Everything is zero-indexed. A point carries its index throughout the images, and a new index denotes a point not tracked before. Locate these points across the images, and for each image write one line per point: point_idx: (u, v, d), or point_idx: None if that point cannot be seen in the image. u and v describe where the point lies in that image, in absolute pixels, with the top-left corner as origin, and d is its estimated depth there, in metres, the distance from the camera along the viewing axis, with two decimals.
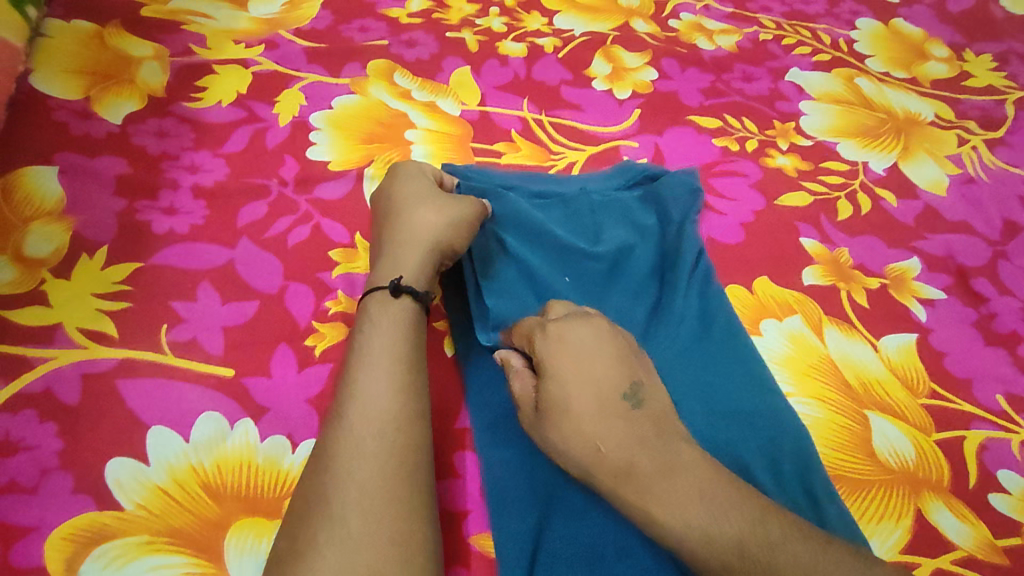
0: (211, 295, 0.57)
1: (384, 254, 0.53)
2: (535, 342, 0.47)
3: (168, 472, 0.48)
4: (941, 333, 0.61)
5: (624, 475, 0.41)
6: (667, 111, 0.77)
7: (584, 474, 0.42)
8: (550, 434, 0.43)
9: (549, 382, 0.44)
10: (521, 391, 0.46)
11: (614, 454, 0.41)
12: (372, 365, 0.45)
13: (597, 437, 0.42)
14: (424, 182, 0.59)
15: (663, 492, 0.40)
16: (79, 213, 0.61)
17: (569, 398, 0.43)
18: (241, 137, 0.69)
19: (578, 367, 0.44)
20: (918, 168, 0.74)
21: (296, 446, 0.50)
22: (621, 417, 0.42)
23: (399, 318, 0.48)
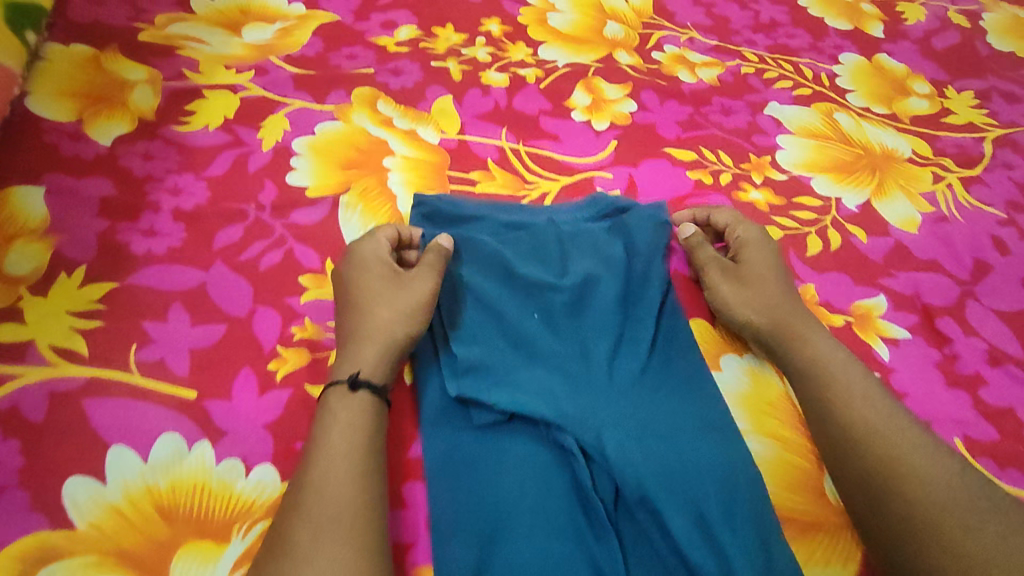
0: (182, 317, 0.59)
1: (343, 348, 0.55)
2: (736, 228, 0.67)
3: (124, 492, 0.50)
4: (902, 373, 0.61)
5: (794, 320, 0.59)
6: (643, 142, 0.78)
7: (765, 320, 0.60)
8: (742, 284, 0.62)
9: (756, 261, 0.64)
10: (711, 254, 0.65)
11: (785, 307, 0.61)
12: (332, 451, 0.48)
13: (778, 296, 0.61)
14: (377, 264, 0.59)
15: (822, 346, 0.58)
16: (61, 233, 0.63)
17: (766, 269, 0.63)
18: (224, 162, 0.71)
19: (771, 256, 0.64)
20: (890, 205, 0.75)
21: (250, 470, 0.52)
22: (800, 301, 0.62)
23: (358, 409, 0.50)
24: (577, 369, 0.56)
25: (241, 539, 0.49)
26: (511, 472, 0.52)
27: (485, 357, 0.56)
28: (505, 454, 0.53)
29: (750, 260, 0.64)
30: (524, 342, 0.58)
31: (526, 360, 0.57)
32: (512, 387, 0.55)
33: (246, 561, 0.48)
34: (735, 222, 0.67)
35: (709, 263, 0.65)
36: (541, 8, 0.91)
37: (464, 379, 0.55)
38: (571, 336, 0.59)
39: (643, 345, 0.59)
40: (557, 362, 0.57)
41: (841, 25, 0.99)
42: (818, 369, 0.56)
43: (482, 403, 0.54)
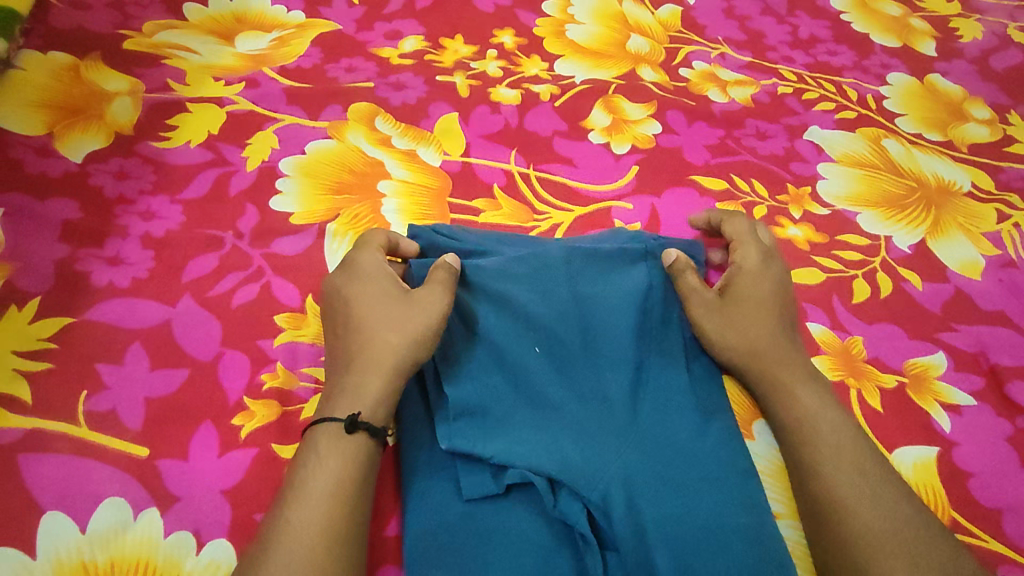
0: (140, 358, 0.50)
1: (337, 384, 0.47)
2: (739, 249, 0.59)
3: (55, 568, 0.40)
4: (968, 447, 0.52)
5: (780, 367, 0.53)
6: (669, 169, 0.70)
7: (749, 365, 0.53)
8: (728, 322, 0.54)
9: (744, 295, 0.56)
10: (698, 283, 0.55)
11: (775, 350, 0.54)
12: (311, 501, 0.41)
13: (763, 337, 0.54)
14: (379, 280, 0.51)
15: (806, 398, 0.51)
16: (16, 260, 0.54)
17: (756, 304, 0.56)
18: (204, 181, 0.63)
19: (768, 284, 0.57)
20: (949, 246, 0.66)
21: (203, 545, 0.42)
22: (792, 338, 0.55)
23: (346, 457, 0.43)
24: (588, 419, 0.48)
25: None
26: (508, 555, 0.44)
27: (483, 399, 0.49)
28: (499, 531, 0.45)
29: (743, 293, 0.56)
30: (524, 379, 0.50)
31: (526, 405, 0.49)
32: (512, 437, 0.47)
33: None
34: (741, 239, 0.59)
35: (693, 294, 0.55)
36: (559, 18, 0.84)
37: (456, 424, 0.48)
38: (584, 380, 0.51)
39: (668, 393, 0.51)
40: (564, 414, 0.49)
41: (889, 42, 0.90)
42: (809, 431, 0.50)
43: (475, 457, 0.46)
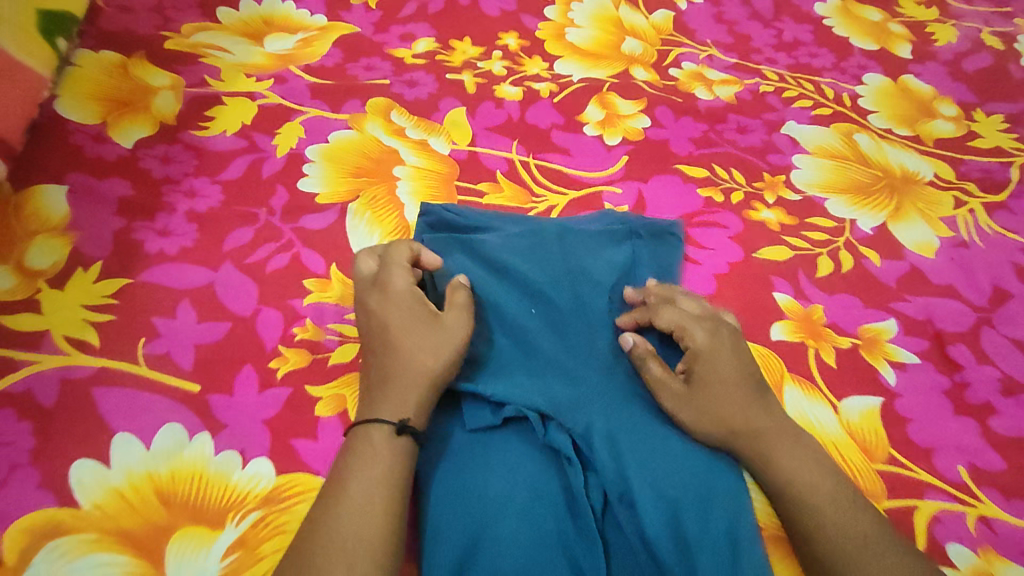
0: (189, 313, 0.58)
1: (371, 396, 0.50)
2: (685, 333, 0.56)
3: (127, 476, 0.48)
4: (909, 398, 0.59)
5: (763, 443, 0.51)
6: (656, 158, 0.78)
7: (731, 440, 0.52)
8: (700, 402, 0.52)
9: (709, 366, 0.54)
10: (662, 372, 0.54)
11: (759, 425, 0.52)
12: (354, 501, 0.44)
13: (738, 409, 0.52)
14: (405, 298, 0.54)
15: (790, 462, 0.50)
16: (80, 229, 0.62)
17: (725, 374, 0.53)
18: (240, 165, 0.71)
19: (728, 355, 0.54)
20: (907, 228, 0.73)
21: (247, 461, 0.50)
22: (768, 401, 0.53)
23: (384, 460, 0.46)
24: (576, 366, 0.56)
25: (234, 527, 0.47)
26: (501, 477, 0.50)
27: (487, 352, 0.57)
28: (496, 456, 0.52)
29: (709, 374, 0.53)
30: (522, 335, 0.58)
31: (523, 355, 0.57)
32: (510, 380, 0.54)
33: (238, 550, 0.46)
34: (699, 312, 0.57)
35: (659, 382, 0.54)
36: (560, 23, 0.92)
37: (463, 370, 0.55)
38: (573, 335, 0.58)
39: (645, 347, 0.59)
40: (556, 361, 0.56)
41: (867, 45, 0.97)
42: (800, 496, 0.49)
43: (477, 395, 0.53)
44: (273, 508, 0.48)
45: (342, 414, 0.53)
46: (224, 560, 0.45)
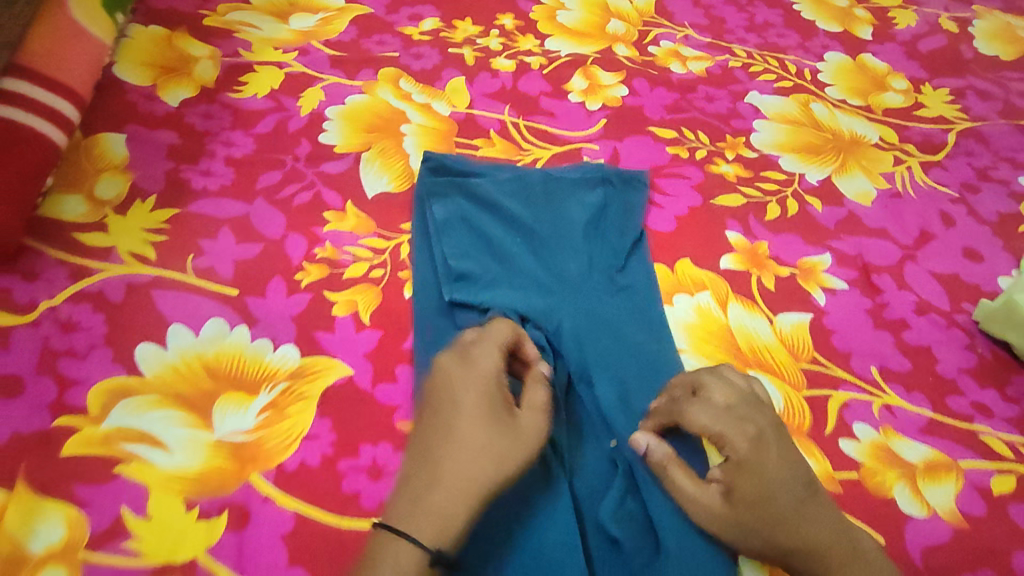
0: (228, 237, 0.69)
1: (411, 495, 0.48)
2: (724, 441, 0.52)
3: (181, 356, 0.60)
4: (835, 315, 0.69)
5: (813, 559, 0.50)
6: (632, 121, 0.88)
7: (776, 552, 0.51)
8: (744, 519, 0.51)
9: (746, 477, 0.51)
10: (690, 484, 0.53)
11: (809, 540, 0.50)
12: None
13: (791, 525, 0.50)
14: (483, 397, 0.51)
15: (842, 573, 0.50)
16: (138, 169, 0.74)
17: (772, 484, 0.51)
18: (269, 121, 0.82)
19: (771, 465, 0.51)
20: (849, 181, 0.83)
21: (278, 347, 0.61)
22: (816, 502, 0.52)
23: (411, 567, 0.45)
24: (550, 282, 0.66)
25: (267, 393, 0.58)
26: None
27: (477, 271, 0.67)
28: None
29: (751, 489, 0.51)
30: (507, 259, 0.68)
31: (507, 274, 0.67)
32: (498, 292, 0.65)
33: (270, 409, 0.57)
34: (734, 406, 0.54)
35: (693, 497, 0.52)
36: (552, 6, 1.03)
37: (456, 285, 0.65)
38: (550, 256, 0.69)
39: (610, 269, 0.69)
40: (534, 276, 0.67)
41: (831, 28, 1.08)
42: None
43: (470, 304, 0.64)
44: (299, 381, 0.59)
45: (355, 314, 0.64)
46: (259, 416, 0.56)
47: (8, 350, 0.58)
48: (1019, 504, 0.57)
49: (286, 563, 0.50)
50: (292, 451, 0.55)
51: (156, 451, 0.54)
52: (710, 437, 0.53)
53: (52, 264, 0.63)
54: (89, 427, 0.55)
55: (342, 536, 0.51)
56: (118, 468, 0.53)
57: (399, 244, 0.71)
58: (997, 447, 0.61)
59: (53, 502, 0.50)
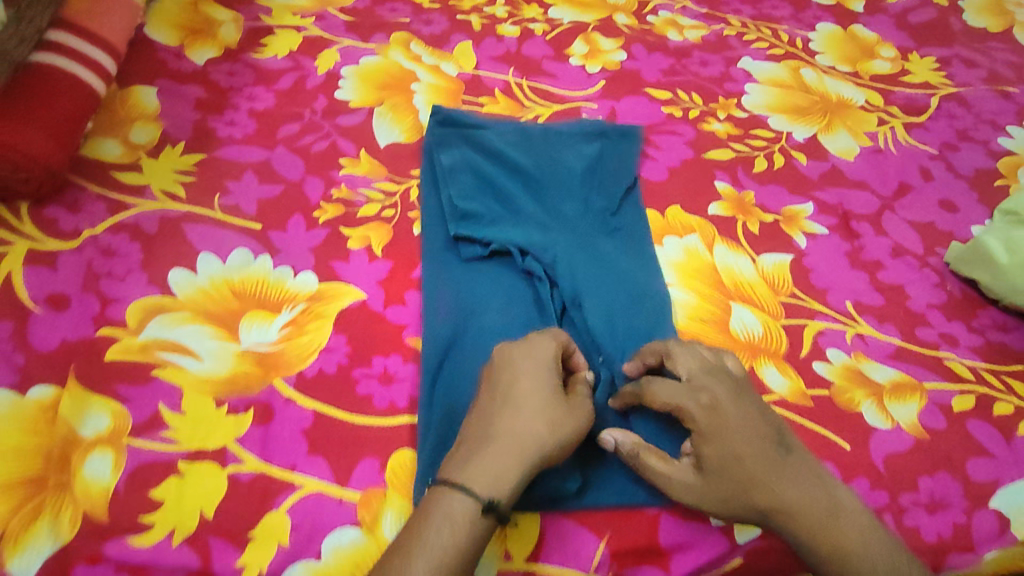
0: (252, 179, 0.75)
1: (468, 454, 0.49)
2: (684, 412, 0.54)
3: (209, 280, 0.65)
4: (814, 257, 0.74)
5: (794, 520, 0.51)
6: (629, 83, 0.93)
7: (755, 514, 0.52)
8: (719, 484, 0.52)
9: (714, 441, 0.53)
10: (663, 464, 0.53)
11: (787, 501, 0.51)
12: (428, 558, 0.44)
13: (765, 483, 0.51)
14: (542, 368, 0.53)
15: (827, 525, 0.51)
16: (168, 119, 0.79)
17: (740, 445, 0.52)
18: (288, 79, 0.88)
19: (734, 428, 0.53)
20: (834, 138, 0.88)
21: (298, 274, 0.67)
22: (790, 461, 0.53)
23: (467, 522, 0.46)
24: (548, 223, 0.72)
25: (289, 312, 0.64)
26: (486, 289, 0.66)
27: (481, 210, 0.71)
28: (483, 277, 0.67)
29: (718, 453, 0.52)
30: (508, 201, 0.73)
31: (509, 215, 0.72)
32: (499, 229, 0.70)
33: (291, 326, 0.63)
34: (694, 377, 0.56)
35: (668, 474, 0.53)
36: None
37: (462, 222, 0.70)
38: (547, 200, 0.74)
39: (603, 212, 0.74)
40: (533, 216, 0.72)
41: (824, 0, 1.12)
42: (844, 556, 0.50)
43: (474, 238, 0.69)
44: (317, 303, 0.65)
45: (368, 247, 0.70)
46: (282, 331, 0.62)
47: (55, 270, 0.63)
48: (977, 419, 0.62)
49: (307, 453, 0.55)
50: (311, 360, 0.60)
51: (188, 358, 0.60)
52: (674, 410, 0.55)
53: (93, 198, 0.69)
54: (128, 338, 0.60)
55: (358, 431, 0.57)
56: (155, 371, 0.58)
57: (409, 187, 0.76)
58: (960, 371, 0.66)
59: (99, 398, 0.56)
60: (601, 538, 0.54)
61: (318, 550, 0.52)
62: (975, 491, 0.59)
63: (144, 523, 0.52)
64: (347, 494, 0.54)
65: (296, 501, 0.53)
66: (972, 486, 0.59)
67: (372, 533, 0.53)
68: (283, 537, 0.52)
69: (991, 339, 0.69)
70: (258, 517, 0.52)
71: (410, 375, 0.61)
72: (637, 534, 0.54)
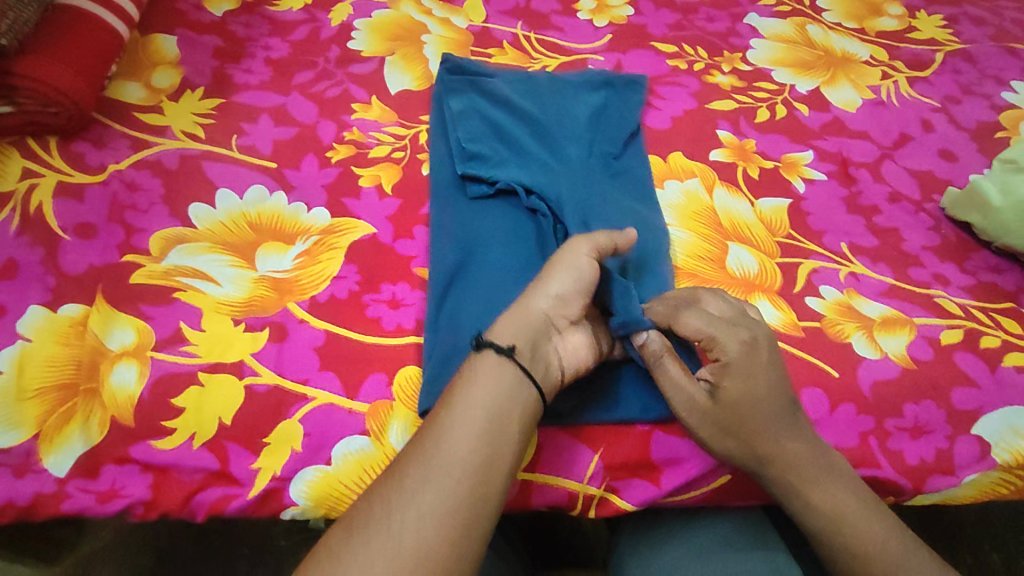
0: (268, 122, 0.78)
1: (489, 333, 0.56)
2: (716, 344, 0.53)
3: (227, 213, 0.68)
4: (812, 201, 0.76)
5: (787, 471, 0.53)
6: (635, 38, 0.94)
7: (753, 459, 0.53)
8: (729, 421, 0.53)
9: (733, 382, 0.53)
10: (679, 375, 0.54)
11: (786, 453, 0.53)
12: (468, 405, 0.48)
13: (773, 434, 0.53)
14: None
15: (822, 485, 0.53)
16: (188, 65, 0.82)
17: (757, 393, 0.52)
18: (303, 31, 0.89)
19: (762, 373, 0.53)
20: (837, 91, 0.89)
21: (311, 209, 0.70)
22: (800, 419, 0.54)
23: (493, 370, 0.50)
24: (553, 163, 0.73)
25: (302, 243, 0.67)
26: (490, 224, 0.68)
27: (488, 151, 0.73)
28: (488, 214, 0.69)
29: (738, 393, 0.52)
30: (517, 142, 0.74)
31: (515, 155, 0.74)
32: (505, 168, 0.71)
33: (305, 255, 0.66)
34: (730, 318, 0.55)
35: (677, 389, 0.54)
36: None
37: (470, 162, 0.72)
38: (553, 142, 0.75)
39: (608, 157, 0.76)
40: (539, 155, 0.74)
41: None
42: (836, 518, 0.53)
43: (481, 177, 0.71)
44: (329, 235, 0.68)
45: (378, 186, 0.73)
46: (296, 260, 0.65)
47: (83, 201, 0.67)
48: (964, 351, 0.65)
49: (318, 368, 0.59)
50: (323, 286, 0.64)
51: (207, 284, 0.63)
52: (703, 341, 0.54)
53: (117, 136, 0.73)
54: (151, 264, 0.64)
55: (368, 350, 0.61)
56: (176, 294, 0.62)
57: (418, 132, 0.79)
58: (949, 307, 0.68)
59: (124, 315, 0.60)
60: (595, 452, 0.57)
61: (329, 456, 0.56)
62: (957, 417, 0.61)
63: (167, 427, 0.55)
64: (356, 406, 0.58)
65: (308, 411, 0.57)
66: (955, 411, 0.62)
67: (379, 442, 0.57)
68: (296, 442, 0.56)
69: (981, 280, 0.71)
70: (273, 425, 0.56)
71: (417, 302, 0.65)
72: (629, 450, 0.58)
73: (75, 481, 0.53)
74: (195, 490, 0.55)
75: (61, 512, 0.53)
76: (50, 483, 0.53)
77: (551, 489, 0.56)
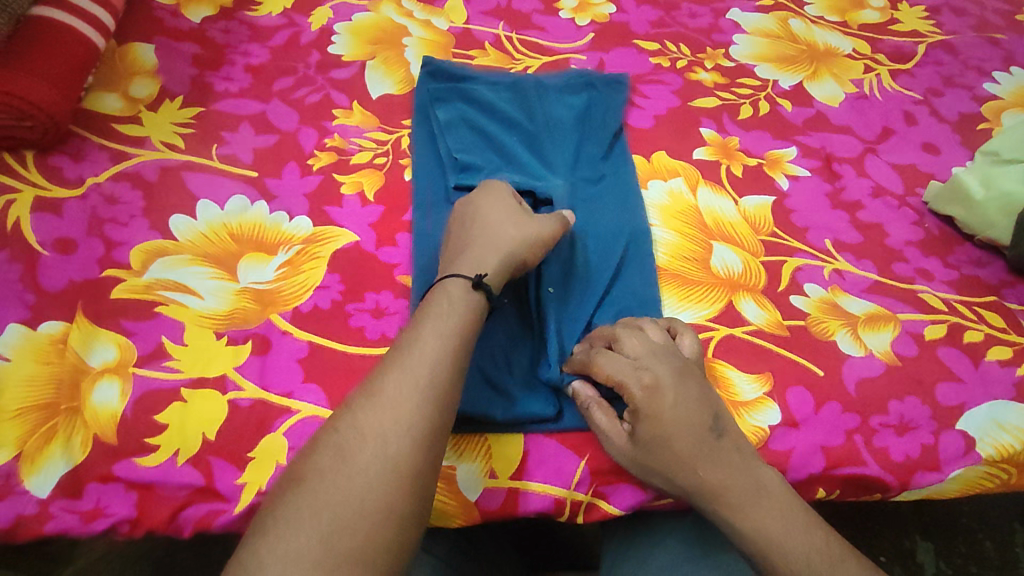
0: (248, 130, 0.77)
1: (464, 256, 0.57)
2: (621, 387, 0.54)
3: (208, 224, 0.68)
4: (796, 198, 0.76)
5: (711, 499, 0.52)
6: (617, 36, 0.94)
7: (679, 490, 0.53)
8: (649, 457, 0.53)
9: (645, 423, 0.53)
10: (606, 422, 0.56)
11: (710, 483, 0.52)
12: (440, 324, 0.51)
13: (693, 465, 0.52)
14: (507, 199, 0.63)
15: (747, 510, 0.51)
16: (166, 74, 0.81)
17: (669, 430, 0.52)
18: (283, 36, 0.88)
19: (671, 411, 0.53)
20: (820, 86, 0.89)
21: (293, 218, 0.69)
22: (721, 447, 0.53)
23: (468, 300, 0.54)
24: (541, 171, 0.72)
25: (284, 254, 0.66)
26: None
27: (478, 161, 0.73)
28: None
29: (647, 435, 0.53)
30: (507, 151, 0.74)
31: (506, 165, 0.73)
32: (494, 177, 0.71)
33: (287, 266, 0.65)
34: (639, 357, 0.55)
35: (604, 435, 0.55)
36: None
37: (462, 173, 0.72)
38: (541, 150, 0.75)
39: (591, 161, 0.75)
40: (528, 162, 0.73)
41: None
42: (760, 538, 0.50)
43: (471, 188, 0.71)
44: (311, 245, 0.67)
45: (360, 193, 0.72)
46: (278, 271, 0.65)
47: (61, 216, 0.66)
48: (947, 346, 0.65)
49: (302, 380, 0.59)
50: (306, 297, 0.64)
51: (190, 297, 0.62)
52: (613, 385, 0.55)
53: (96, 149, 0.72)
54: (132, 278, 0.63)
55: (353, 361, 0.61)
56: (158, 308, 0.61)
57: (401, 136, 0.78)
58: (933, 303, 0.68)
59: (106, 331, 0.59)
60: (582, 457, 0.58)
61: None
62: (943, 413, 0.62)
63: (151, 444, 0.55)
64: None
65: (293, 424, 0.57)
66: (940, 407, 0.62)
67: None
68: (280, 456, 0.56)
69: (965, 274, 0.72)
70: (257, 439, 0.56)
71: (401, 309, 0.64)
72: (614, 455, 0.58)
73: (57, 501, 0.53)
74: (180, 507, 0.54)
75: (43, 533, 0.52)
76: (31, 504, 0.52)
77: (537, 496, 0.56)
